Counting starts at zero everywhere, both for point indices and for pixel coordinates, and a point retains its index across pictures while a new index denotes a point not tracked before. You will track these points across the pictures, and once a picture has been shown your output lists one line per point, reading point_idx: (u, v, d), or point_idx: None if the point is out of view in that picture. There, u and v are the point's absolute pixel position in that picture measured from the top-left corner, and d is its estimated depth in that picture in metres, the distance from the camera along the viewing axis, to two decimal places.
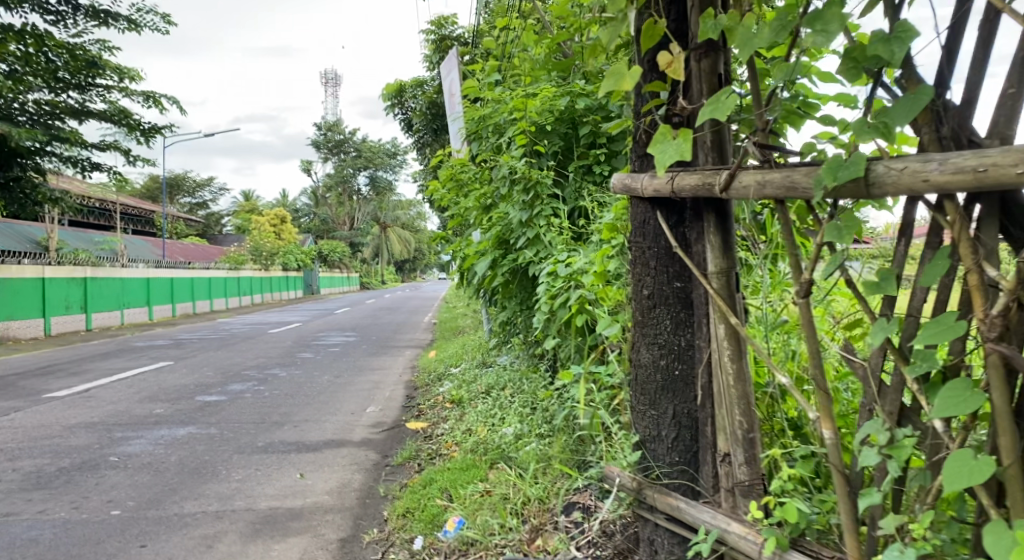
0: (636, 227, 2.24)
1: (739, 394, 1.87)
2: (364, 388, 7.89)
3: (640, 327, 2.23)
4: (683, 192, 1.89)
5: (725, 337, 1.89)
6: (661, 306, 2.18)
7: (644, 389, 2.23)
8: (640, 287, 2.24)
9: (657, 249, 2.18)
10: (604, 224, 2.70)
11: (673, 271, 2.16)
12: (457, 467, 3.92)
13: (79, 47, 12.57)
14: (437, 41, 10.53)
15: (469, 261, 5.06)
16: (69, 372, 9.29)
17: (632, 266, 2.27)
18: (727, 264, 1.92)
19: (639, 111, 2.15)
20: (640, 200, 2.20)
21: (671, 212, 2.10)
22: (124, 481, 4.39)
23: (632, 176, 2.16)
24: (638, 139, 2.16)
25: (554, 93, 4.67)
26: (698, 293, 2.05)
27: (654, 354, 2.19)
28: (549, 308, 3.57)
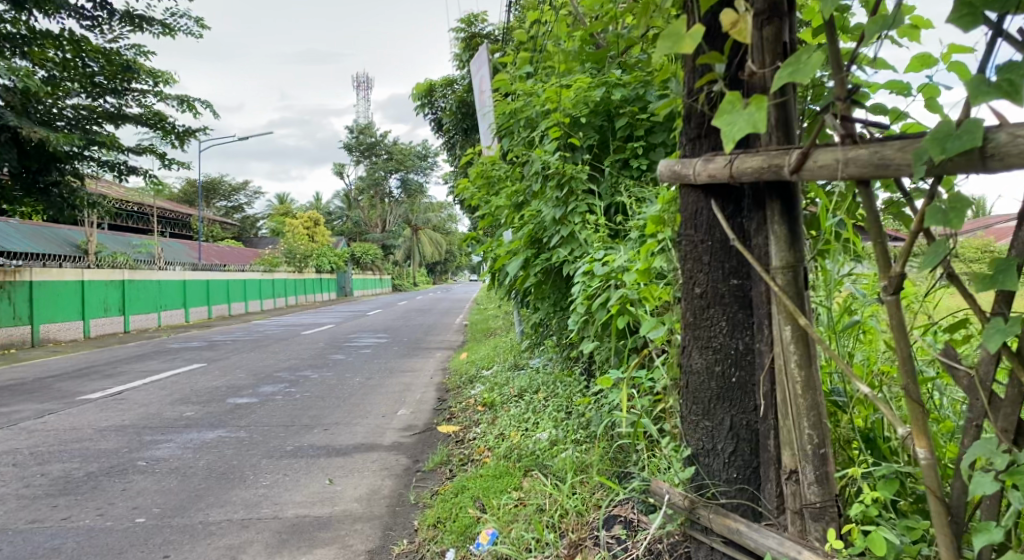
0: (687, 217, 2.04)
1: (808, 405, 1.71)
2: (395, 390, 7.76)
3: (692, 328, 2.03)
4: (743, 176, 1.72)
5: (792, 340, 1.72)
6: (716, 305, 1.98)
7: (696, 396, 2.03)
8: (691, 283, 2.05)
9: (711, 243, 1.99)
10: (648, 216, 2.50)
11: (729, 264, 1.97)
12: (490, 474, 3.74)
13: (114, 52, 12.72)
14: (467, 39, 10.41)
15: (501, 261, 4.87)
16: (104, 374, 9.35)
17: (682, 260, 2.08)
18: (792, 259, 1.75)
19: (694, 87, 1.98)
20: (691, 187, 2.01)
21: (726, 200, 1.92)
22: (151, 487, 4.30)
23: (682, 161, 1.95)
24: (692, 121, 1.99)
25: (589, 84, 4.46)
26: (760, 291, 1.86)
27: (707, 360, 2.00)
28: (586, 309, 3.37)
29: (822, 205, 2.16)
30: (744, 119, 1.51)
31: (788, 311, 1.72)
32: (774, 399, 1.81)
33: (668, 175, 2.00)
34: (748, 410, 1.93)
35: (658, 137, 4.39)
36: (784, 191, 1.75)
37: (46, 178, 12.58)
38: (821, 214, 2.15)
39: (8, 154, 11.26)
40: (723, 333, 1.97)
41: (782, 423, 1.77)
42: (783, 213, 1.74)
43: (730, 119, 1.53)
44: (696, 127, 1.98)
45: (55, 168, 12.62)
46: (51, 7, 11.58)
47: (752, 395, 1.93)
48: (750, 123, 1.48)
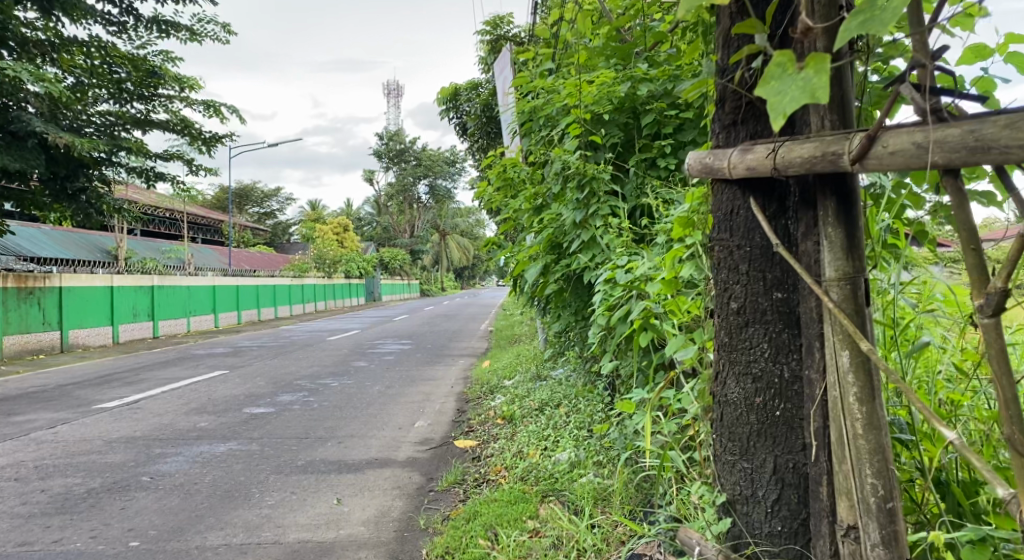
0: (720, 218, 1.77)
1: (871, 448, 1.45)
2: (414, 400, 7.53)
3: (727, 350, 1.76)
4: (789, 168, 1.49)
5: (851, 370, 1.47)
6: (755, 323, 1.70)
7: (732, 431, 1.77)
8: (723, 297, 1.78)
9: (750, 249, 1.71)
10: (675, 217, 2.19)
11: (771, 274, 1.69)
12: (505, 499, 3.46)
13: (140, 57, 12.72)
14: (493, 41, 10.15)
15: (520, 267, 4.59)
16: (125, 381, 9.26)
17: (714, 270, 1.81)
18: (850, 269, 1.48)
19: (727, 67, 1.75)
20: (726, 183, 1.73)
21: (766, 197, 1.65)
22: (152, 506, 4.10)
23: (712, 153, 1.70)
24: (724, 108, 1.74)
25: (614, 79, 4.20)
26: (808, 308, 1.59)
27: (745, 390, 1.73)
28: (606, 321, 3.11)
29: (871, 207, 1.99)
30: (796, 85, 1.30)
31: (848, 336, 1.46)
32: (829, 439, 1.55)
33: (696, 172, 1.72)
34: (794, 450, 1.67)
35: (687, 135, 4.11)
36: (842, 185, 1.48)
37: (73, 184, 12.56)
38: (871, 216, 1.97)
39: (36, 160, 11.29)
40: (764, 357, 1.69)
41: (840, 471, 1.51)
42: (838, 213, 1.47)
43: (778, 87, 1.28)
44: (730, 115, 1.73)
45: (82, 173, 12.57)
46: (78, 13, 11.66)
47: (799, 431, 1.67)
48: (806, 92, 1.23)
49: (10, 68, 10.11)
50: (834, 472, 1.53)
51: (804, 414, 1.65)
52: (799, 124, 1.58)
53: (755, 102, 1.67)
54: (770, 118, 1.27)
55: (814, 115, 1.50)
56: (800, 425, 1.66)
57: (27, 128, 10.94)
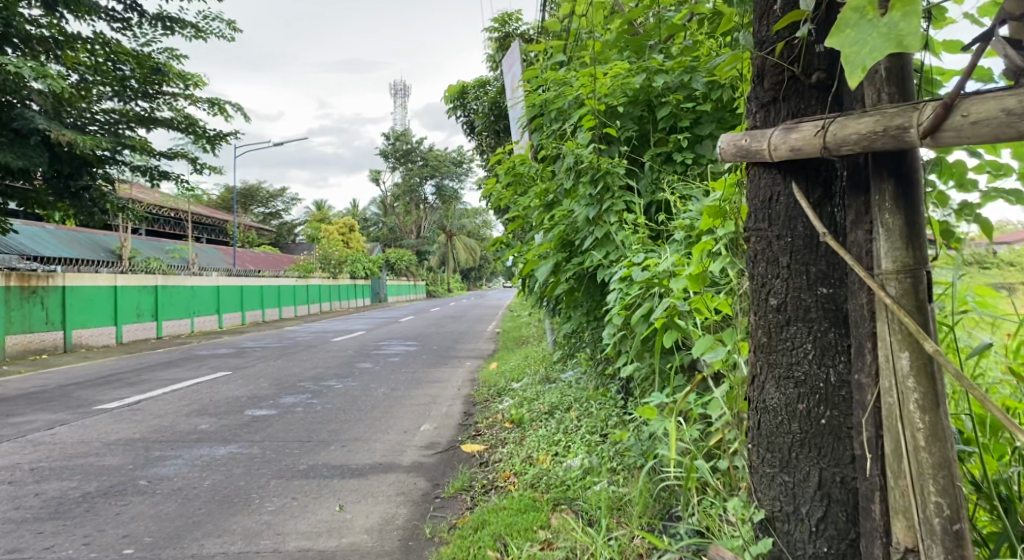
0: (758, 207, 1.75)
1: (934, 462, 1.41)
2: (420, 403, 7.38)
3: (766, 352, 1.74)
4: (842, 146, 1.47)
5: (912, 373, 1.43)
6: (797, 321, 1.68)
7: (773, 438, 1.74)
8: (762, 293, 1.75)
9: (795, 241, 1.69)
10: (704, 206, 2.07)
11: (813, 269, 1.67)
12: (514, 507, 3.32)
13: (144, 55, 12.62)
14: (501, 39, 10.01)
15: (529, 266, 4.44)
16: (127, 382, 9.14)
17: (751, 266, 1.78)
18: (909, 260, 1.46)
19: (768, 45, 1.74)
20: (765, 167, 1.72)
21: (809, 179, 1.64)
22: (148, 511, 3.97)
23: (749, 135, 1.70)
24: (763, 86, 1.75)
25: (629, 70, 4.08)
26: (856, 306, 1.56)
27: (787, 396, 1.70)
28: (622, 320, 2.97)
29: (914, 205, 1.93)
30: (878, 34, 1.26)
31: (907, 336, 1.43)
32: (883, 451, 1.50)
33: (731, 156, 1.73)
34: (841, 462, 1.63)
35: (704, 128, 3.97)
36: (900, 166, 1.46)
37: (76, 182, 12.47)
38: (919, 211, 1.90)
39: (39, 158, 11.20)
40: (807, 358, 1.66)
41: (896, 486, 1.47)
42: (896, 197, 1.45)
43: (855, 37, 1.28)
44: (770, 92, 1.74)
45: (86, 172, 12.49)
46: (82, 10, 11.57)
47: (847, 441, 1.63)
48: (892, 40, 1.24)
49: (12, 65, 10.02)
50: (888, 487, 1.50)
51: (851, 422, 1.62)
52: (847, 101, 1.58)
53: (798, 77, 1.68)
54: (847, 69, 1.28)
55: (869, 88, 1.51)
56: (847, 432, 1.63)
57: (30, 126, 10.85)
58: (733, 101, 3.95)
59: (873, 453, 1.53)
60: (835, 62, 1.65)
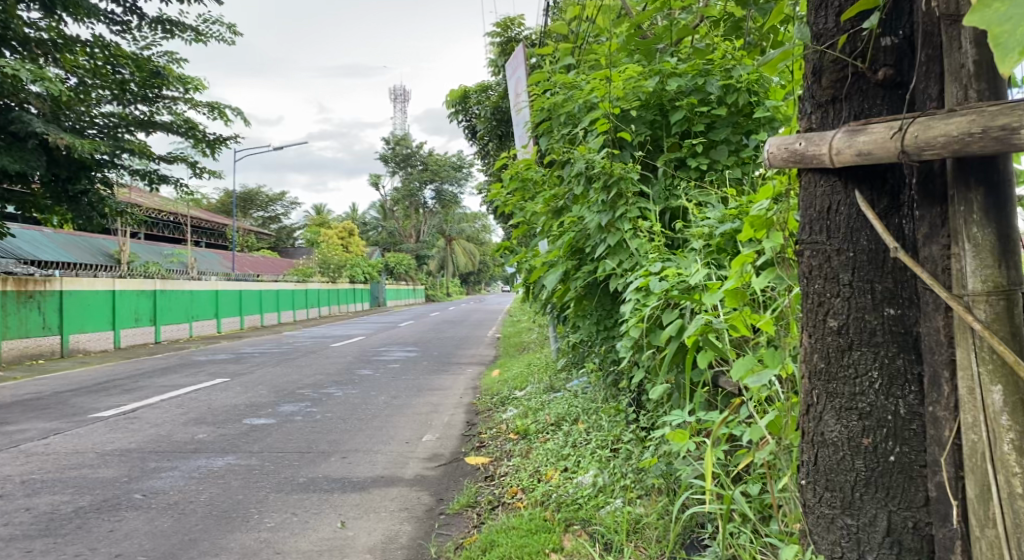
0: (814, 217, 1.71)
1: None
2: (422, 412, 7.24)
3: (826, 379, 1.68)
4: (926, 149, 1.38)
5: (1007, 410, 1.37)
6: (860, 346, 1.62)
7: (833, 475, 1.68)
8: (821, 315, 1.69)
9: (856, 255, 1.64)
10: (748, 215, 2.01)
11: (879, 288, 1.60)
12: (525, 527, 3.16)
13: (144, 57, 12.46)
14: (503, 44, 9.89)
15: (536, 274, 4.30)
16: (122, 389, 8.97)
17: (807, 284, 1.72)
18: (1002, 280, 1.38)
19: (828, 41, 1.68)
20: (822, 174, 1.67)
21: (873, 187, 1.59)
22: (142, 528, 3.81)
23: (806, 138, 1.65)
24: (822, 86, 1.69)
25: (641, 74, 3.94)
26: (930, 331, 1.50)
27: (850, 429, 1.64)
28: (641, 334, 2.85)
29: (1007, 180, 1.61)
30: None
31: (1000, 367, 1.36)
32: (967, 495, 1.44)
33: (780, 161, 1.70)
34: (914, 505, 1.56)
35: (719, 133, 3.85)
36: (990, 174, 1.38)
37: (75, 186, 12.18)
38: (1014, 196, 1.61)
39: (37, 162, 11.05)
40: (873, 387, 1.60)
41: (982, 536, 1.41)
42: (985, 208, 1.38)
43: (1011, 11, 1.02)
44: (829, 91, 1.67)
45: (84, 175, 12.21)
46: (80, 12, 11.43)
47: (919, 482, 1.56)
48: None
49: (10, 67, 9.86)
50: (972, 536, 1.44)
51: (925, 461, 1.55)
52: (919, 99, 1.50)
53: (862, 74, 1.61)
54: (997, 54, 1.02)
55: (954, 84, 1.41)
56: (919, 473, 1.56)
57: (27, 129, 10.70)
58: (749, 105, 3.85)
59: (956, 497, 1.46)
60: (903, 58, 1.57)
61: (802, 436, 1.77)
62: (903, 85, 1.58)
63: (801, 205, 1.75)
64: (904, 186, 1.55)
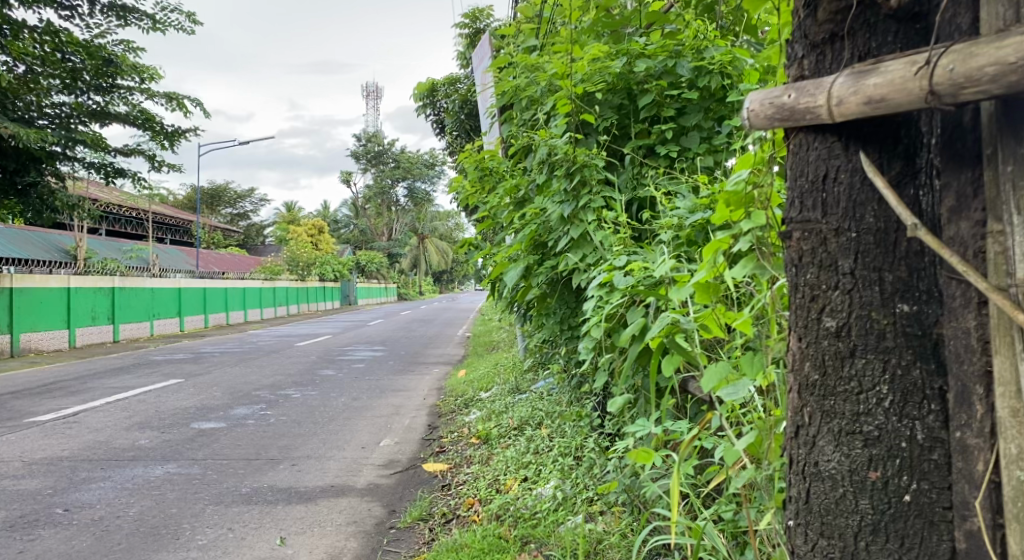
0: (806, 189, 1.47)
1: None
2: (382, 415, 6.90)
3: (821, 394, 1.43)
4: (969, 89, 1.16)
5: None
6: (866, 352, 1.38)
7: (828, 515, 1.44)
8: (815, 314, 1.45)
9: (863, 240, 1.39)
10: (722, 191, 1.78)
11: (890, 279, 1.36)
12: (477, 546, 2.86)
13: (95, 45, 11.65)
14: (471, 36, 9.57)
15: (497, 270, 4.00)
16: (67, 391, 8.50)
17: (797, 273, 1.48)
18: None
19: None
20: (815, 133, 1.44)
21: (883, 148, 1.36)
22: (56, 549, 3.46)
23: (803, 85, 1.41)
24: (820, 18, 1.46)
25: (607, 54, 3.68)
26: (962, 340, 1.27)
27: (853, 458, 1.39)
28: (603, 332, 2.57)
29: None
30: None
31: None
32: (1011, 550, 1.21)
33: (762, 120, 1.47)
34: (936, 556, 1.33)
35: (691, 118, 3.60)
36: None
37: (23, 179, 11.63)
38: None
39: None
40: (882, 406, 1.36)
41: None
42: None
43: None
44: (827, 27, 1.45)
45: (33, 167, 11.65)
46: None
47: (942, 528, 1.32)
48: None
49: None
50: None
51: (950, 502, 1.31)
52: (945, 31, 1.29)
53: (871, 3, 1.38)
54: None
55: (1000, 3, 1.20)
56: (942, 517, 1.32)
57: None
58: (721, 89, 3.58)
59: (995, 552, 1.24)
60: None
61: (789, 463, 1.53)
62: (922, 15, 1.35)
63: (790, 175, 1.52)
64: (920, 148, 1.34)
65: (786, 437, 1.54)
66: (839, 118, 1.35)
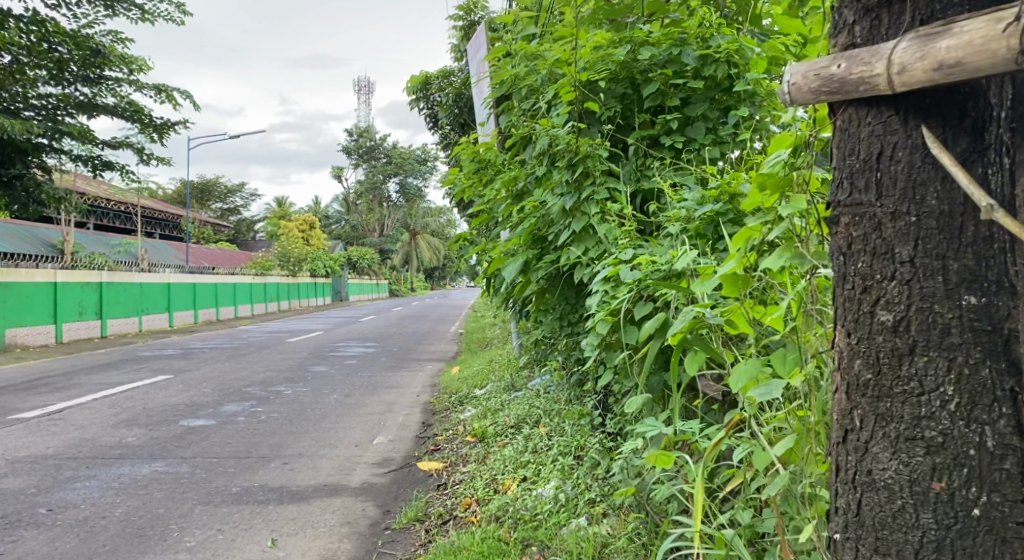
0: (857, 168, 1.40)
1: None
2: (375, 412, 6.78)
3: (876, 395, 1.36)
4: None
5: None
6: (929, 350, 1.30)
7: (885, 530, 1.37)
8: (868, 307, 1.38)
9: (921, 229, 1.32)
10: (756, 173, 1.69)
11: (954, 267, 1.29)
12: (477, 548, 2.76)
13: (82, 35, 11.47)
14: (466, 29, 9.46)
15: (494, 264, 3.89)
16: (53, 387, 8.35)
17: (847, 262, 1.40)
18: None
19: None
20: (868, 107, 1.37)
21: (947, 120, 1.29)
22: (38, 551, 3.34)
23: (861, 53, 1.34)
24: None
25: (610, 42, 3.57)
26: None
27: (914, 465, 1.32)
28: (610, 326, 2.47)
29: None
30: None
31: None
32: None
33: (806, 94, 1.41)
34: None
35: (696, 108, 3.51)
36: None
37: (8, 170, 11.43)
38: None
39: None
40: (947, 409, 1.29)
41: None
42: None
43: None
44: None
45: (19, 159, 11.50)
46: None
47: (1015, 543, 1.25)
48: None
49: None
50: None
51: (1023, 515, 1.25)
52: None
53: None
54: None
55: None
56: (1016, 533, 1.25)
57: None
58: (727, 78, 3.50)
59: None
60: None
61: (837, 470, 1.45)
62: None
63: (836, 154, 1.45)
64: (989, 121, 1.27)
65: (833, 441, 1.47)
66: (900, 88, 1.28)
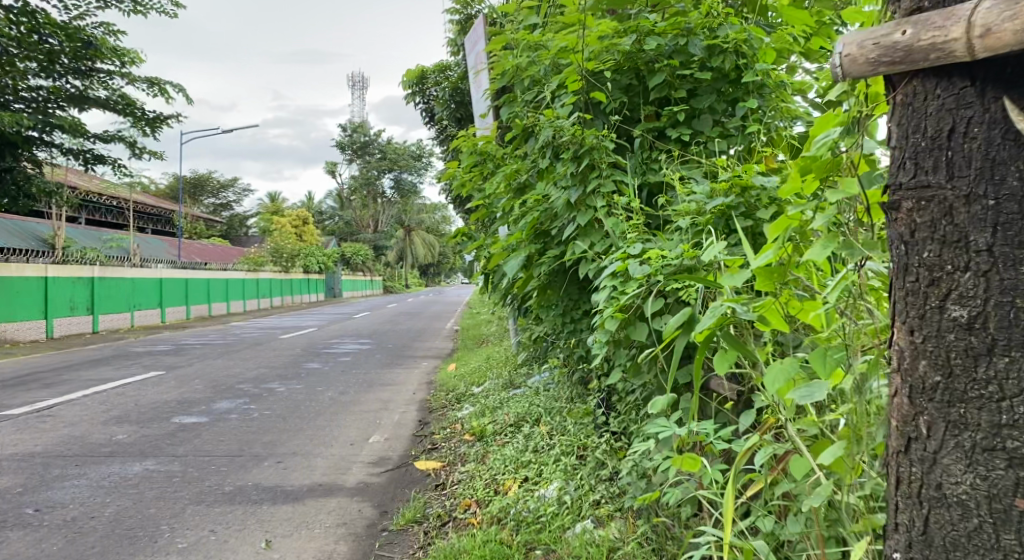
0: (923, 146, 1.33)
1: None
2: (370, 410, 6.68)
3: (946, 400, 1.30)
4: None
5: None
6: (1010, 349, 1.24)
7: (957, 552, 1.31)
8: (936, 301, 1.32)
9: (998, 217, 1.25)
10: (800, 156, 1.62)
11: None
12: (478, 553, 2.65)
13: (74, 26, 11.29)
14: (463, 23, 9.35)
15: (494, 259, 3.80)
16: (41, 383, 8.21)
17: (912, 251, 1.34)
18: None
19: None
20: (938, 79, 1.31)
21: None
22: (24, 553, 3.23)
23: (933, 17, 1.28)
24: None
25: (616, 31, 3.49)
26: None
27: (992, 475, 1.26)
28: (619, 320, 2.38)
29: None
30: None
31: None
32: None
33: (863, 65, 1.36)
34: None
35: (704, 100, 3.42)
36: None
37: None
38: None
39: None
40: None
41: None
42: None
43: None
44: None
45: (8, 152, 11.34)
46: None
47: None
48: None
49: None
50: None
51: None
52: None
53: None
54: None
55: None
56: None
57: None
58: (736, 69, 3.40)
59: None
60: None
61: (897, 485, 1.40)
62: None
63: (899, 131, 1.38)
64: None
65: (892, 452, 1.42)
66: (979, 54, 1.22)
